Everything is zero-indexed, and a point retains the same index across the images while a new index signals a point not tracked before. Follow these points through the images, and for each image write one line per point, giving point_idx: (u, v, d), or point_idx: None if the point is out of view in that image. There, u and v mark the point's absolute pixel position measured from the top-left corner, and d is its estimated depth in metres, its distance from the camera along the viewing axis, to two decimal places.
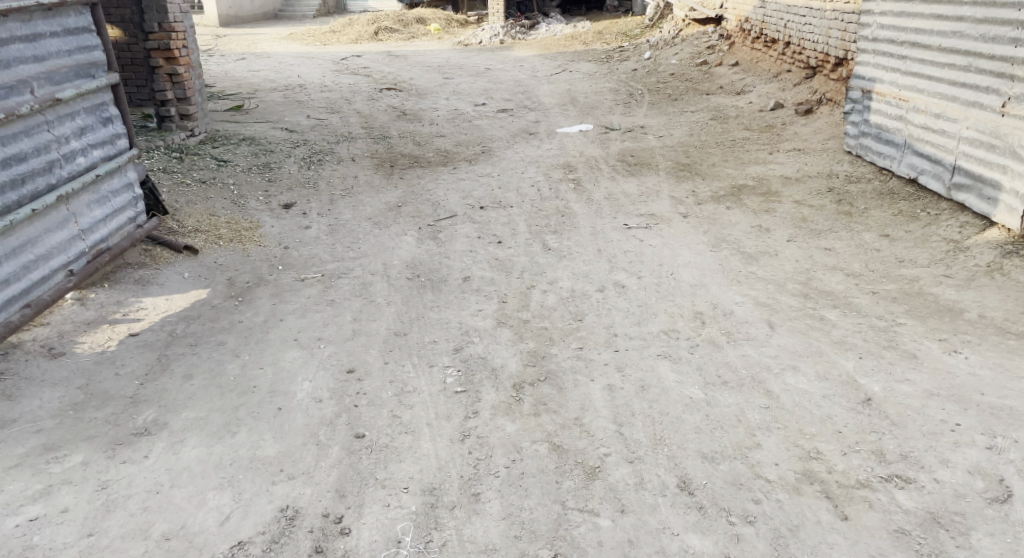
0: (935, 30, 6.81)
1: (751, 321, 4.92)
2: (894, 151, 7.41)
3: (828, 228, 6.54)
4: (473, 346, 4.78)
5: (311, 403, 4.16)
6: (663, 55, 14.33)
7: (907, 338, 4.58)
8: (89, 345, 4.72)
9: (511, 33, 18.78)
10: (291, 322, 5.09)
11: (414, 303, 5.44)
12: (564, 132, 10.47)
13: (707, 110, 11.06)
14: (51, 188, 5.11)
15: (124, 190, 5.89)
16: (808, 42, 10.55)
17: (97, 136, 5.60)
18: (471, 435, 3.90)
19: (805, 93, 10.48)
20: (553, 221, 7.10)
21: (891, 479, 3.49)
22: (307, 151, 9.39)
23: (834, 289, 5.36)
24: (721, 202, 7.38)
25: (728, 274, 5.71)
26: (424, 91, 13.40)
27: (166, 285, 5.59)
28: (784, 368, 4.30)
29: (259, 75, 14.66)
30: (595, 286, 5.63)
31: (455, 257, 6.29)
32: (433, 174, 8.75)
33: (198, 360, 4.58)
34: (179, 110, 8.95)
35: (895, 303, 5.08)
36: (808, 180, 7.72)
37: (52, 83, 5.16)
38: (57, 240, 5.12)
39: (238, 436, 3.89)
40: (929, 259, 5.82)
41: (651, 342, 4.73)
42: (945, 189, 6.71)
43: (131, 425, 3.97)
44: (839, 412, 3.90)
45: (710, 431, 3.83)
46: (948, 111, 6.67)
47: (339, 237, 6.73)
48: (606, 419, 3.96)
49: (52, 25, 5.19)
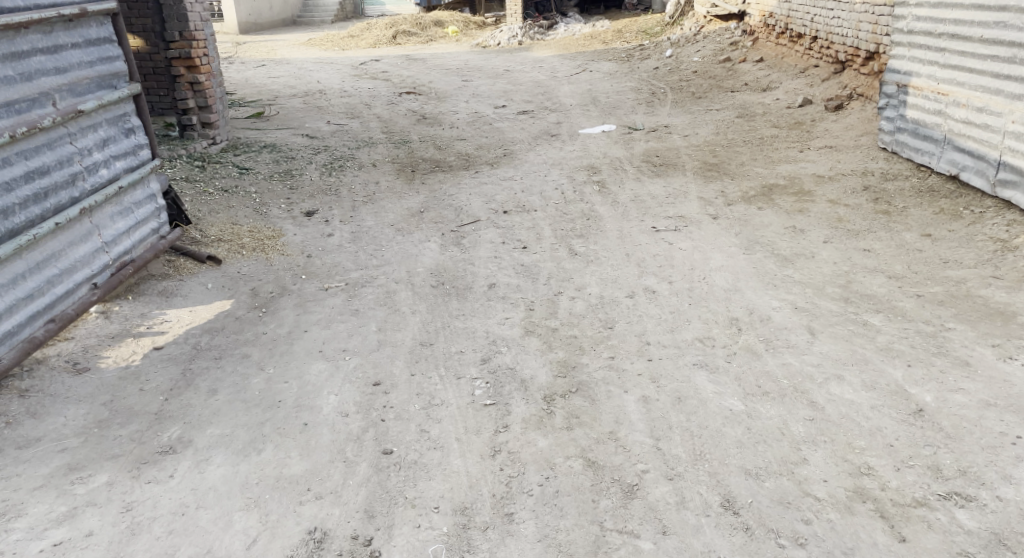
0: (977, 21, 6.59)
1: (789, 327, 4.73)
2: (933, 147, 7.17)
3: (866, 228, 6.33)
4: (501, 357, 4.63)
5: (338, 418, 4.02)
6: (684, 53, 14.11)
7: (957, 344, 4.37)
8: (113, 359, 4.62)
9: (529, 34, 18.64)
10: (316, 333, 4.97)
11: (440, 312, 5.30)
12: (586, 134, 10.30)
13: (733, 107, 10.84)
14: (75, 201, 5.03)
15: (147, 201, 5.81)
16: (837, 36, 10.32)
17: (119, 147, 5.52)
18: (502, 450, 3.75)
19: (834, 88, 10.23)
20: (579, 225, 6.94)
21: (949, 497, 3.29)
22: (328, 156, 9.30)
23: (876, 293, 5.15)
24: (752, 202, 7.17)
25: (763, 277, 5.52)
26: (443, 94, 13.28)
27: (190, 296, 5.49)
28: (828, 378, 4.11)
29: (278, 81, 14.61)
30: (625, 291, 5.47)
31: (480, 263, 6.15)
32: (455, 178, 8.62)
33: (222, 374, 4.46)
34: (200, 118, 8.89)
35: (942, 307, 4.87)
36: (842, 179, 7.49)
37: (74, 95, 5.08)
38: (81, 253, 5.04)
39: (264, 453, 3.76)
40: (975, 259, 5.59)
41: (686, 350, 4.55)
42: (989, 185, 6.48)
43: (156, 443, 3.86)
44: (890, 424, 3.71)
45: (753, 445, 3.65)
46: (992, 105, 6.45)
47: (362, 245, 6.62)
48: (643, 433, 3.79)
49: (73, 37, 5.11)
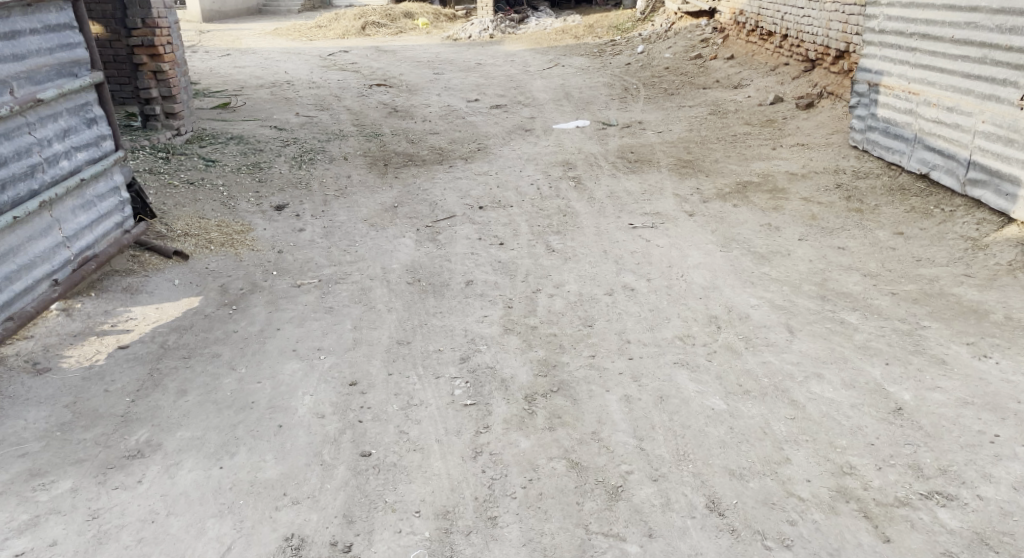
0: (948, 21, 6.65)
1: (768, 325, 4.73)
2: (904, 146, 7.24)
3: (840, 226, 6.37)
4: (480, 356, 4.58)
5: (314, 419, 3.94)
6: (656, 49, 14.12)
7: (933, 341, 4.41)
8: (77, 359, 4.49)
9: (500, 27, 18.55)
10: (289, 331, 4.88)
11: (416, 309, 5.23)
12: (560, 129, 10.26)
13: (705, 104, 10.86)
14: (33, 193, 4.88)
15: (111, 194, 5.66)
16: (807, 34, 10.39)
17: (81, 138, 5.37)
18: (484, 452, 3.70)
19: (805, 86, 10.30)
20: (554, 221, 6.90)
21: (931, 496, 3.31)
22: (298, 149, 9.15)
23: (852, 291, 5.17)
24: (727, 199, 7.19)
25: (741, 275, 5.52)
26: (414, 87, 13.16)
27: (156, 293, 5.36)
28: (807, 376, 4.12)
29: (245, 71, 14.36)
30: (603, 289, 5.44)
31: (457, 259, 6.08)
32: (428, 172, 8.53)
33: (192, 375, 4.35)
34: (164, 108, 8.70)
35: (916, 305, 4.90)
36: (815, 176, 7.54)
37: (32, 83, 4.93)
38: (40, 248, 4.89)
39: (237, 457, 3.67)
40: (947, 257, 5.64)
41: (666, 349, 4.53)
42: (960, 184, 6.55)
43: (123, 447, 3.75)
44: (871, 422, 3.72)
45: (736, 445, 3.64)
46: (962, 105, 6.52)
47: (335, 240, 6.52)
48: (626, 433, 3.77)
49: (31, 22, 4.95)
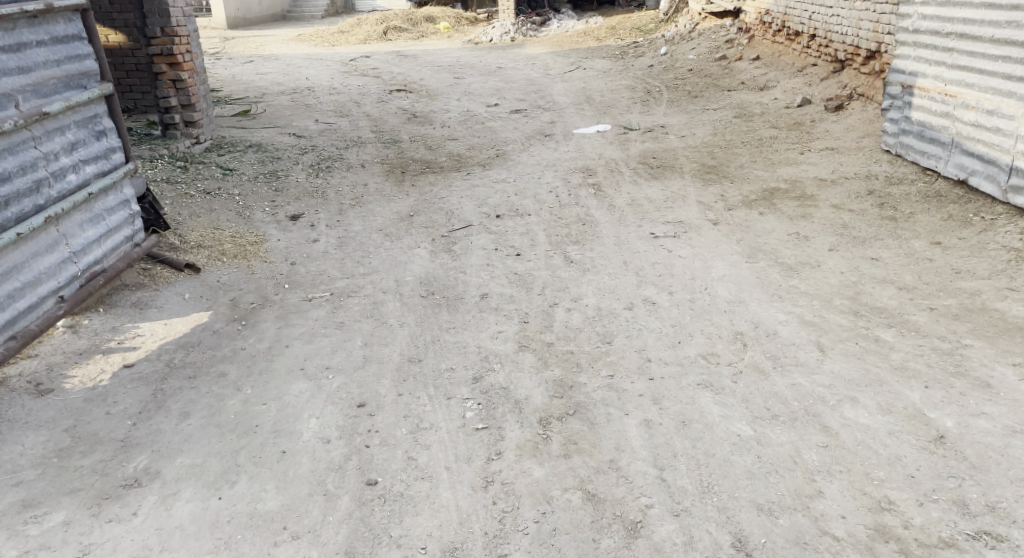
0: (988, 20, 6.37)
1: (798, 342, 4.48)
2: (940, 151, 6.94)
3: (872, 235, 6.09)
4: (494, 375, 4.37)
5: (319, 445, 3.80)
6: (679, 51, 13.84)
7: (976, 363, 4.16)
8: (80, 380, 4.36)
9: (522, 30, 18.35)
10: (298, 348, 4.71)
11: (429, 324, 5.03)
12: (581, 134, 10.04)
13: (730, 107, 10.59)
14: (39, 209, 4.76)
15: (120, 207, 5.53)
16: (836, 34, 10.09)
17: (89, 151, 5.25)
18: (495, 481, 3.52)
19: (833, 88, 10.00)
20: (574, 230, 6.69)
21: (979, 537, 3.08)
22: (315, 157, 9.01)
23: (886, 305, 4.91)
24: (753, 207, 6.93)
25: (768, 288, 5.28)
26: (434, 92, 13.00)
27: (165, 308, 5.22)
28: (840, 400, 3.88)
29: (266, 77, 14.28)
30: (623, 303, 5.22)
31: (472, 271, 5.89)
32: (445, 180, 8.35)
33: (196, 396, 4.21)
34: (183, 116, 8.57)
35: (956, 321, 4.64)
36: (845, 182, 7.26)
37: (38, 96, 4.81)
38: (46, 264, 4.77)
39: (237, 487, 3.54)
40: (988, 269, 5.36)
41: (689, 369, 4.30)
42: (1001, 191, 6.26)
43: (120, 475, 3.63)
44: (910, 452, 3.49)
45: (764, 476, 3.42)
46: (1003, 108, 6.23)
47: (349, 251, 6.35)
48: (646, 462, 3.56)
49: (38, 34, 4.83)
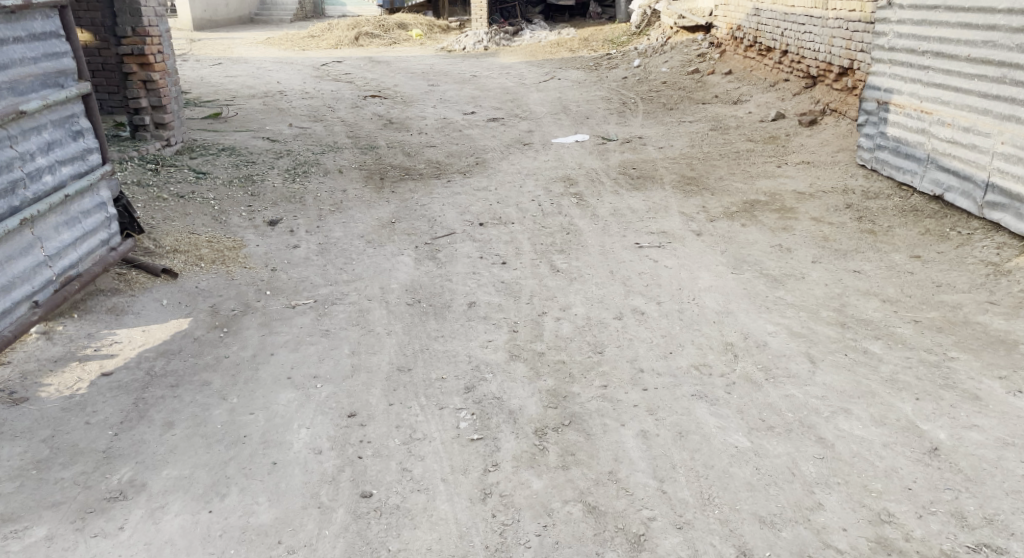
0: (963, 40, 6.51)
1: (788, 354, 4.51)
2: (916, 166, 7.06)
3: (854, 248, 6.16)
4: (486, 385, 4.32)
5: (310, 456, 3.72)
6: (652, 63, 13.95)
7: (963, 375, 4.21)
8: (56, 388, 4.22)
9: (495, 39, 18.37)
10: (283, 356, 4.63)
11: (417, 333, 4.98)
12: (559, 143, 10.04)
13: (706, 120, 10.68)
14: (14, 210, 4.62)
15: (96, 210, 5.40)
16: (808, 50, 10.23)
17: (66, 152, 5.12)
18: (493, 493, 3.49)
19: (807, 103, 10.14)
20: (558, 239, 6.68)
21: (980, 549, 3.14)
22: (292, 161, 8.90)
23: (872, 317, 4.96)
24: (734, 218, 6.98)
25: (755, 299, 5.30)
26: (409, 99, 12.93)
27: (142, 314, 5.09)
28: (834, 412, 3.92)
29: (236, 81, 14.10)
30: (612, 313, 5.20)
31: (458, 279, 5.84)
32: (426, 187, 8.29)
33: (180, 405, 4.11)
34: (154, 118, 8.42)
35: (941, 334, 4.70)
36: (823, 196, 7.34)
37: (15, 94, 4.68)
38: (20, 268, 4.63)
39: (228, 499, 3.46)
40: (969, 283, 5.45)
41: (682, 380, 4.29)
42: (976, 207, 6.37)
43: (104, 487, 3.52)
44: (906, 464, 3.55)
45: (764, 488, 3.45)
46: (979, 125, 6.35)
47: (331, 258, 6.26)
48: (645, 474, 3.56)
49: (15, 30, 4.71)
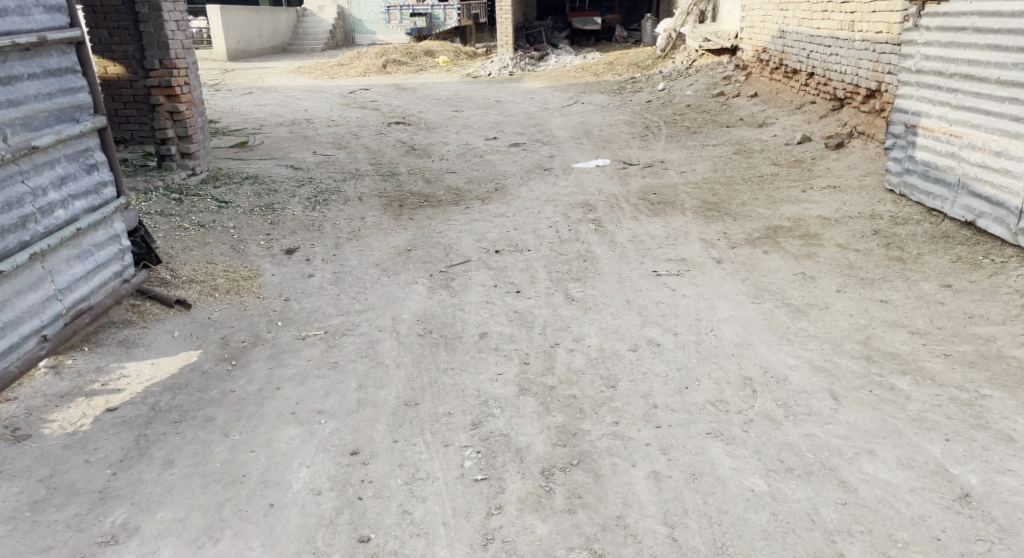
0: (993, 61, 6.31)
1: (810, 390, 4.31)
2: (946, 191, 6.83)
3: (880, 277, 5.94)
4: (493, 421, 4.17)
5: (309, 498, 3.62)
6: (677, 86, 13.81)
7: (997, 414, 4.00)
8: (59, 425, 4.16)
9: (520, 65, 18.37)
10: (289, 390, 4.52)
11: (426, 365, 4.85)
12: (581, 168, 9.92)
13: (730, 143, 10.51)
14: (24, 245, 4.60)
15: (110, 243, 5.36)
16: (835, 72, 10.06)
17: (79, 186, 5.09)
18: (495, 539, 3.38)
19: (834, 125, 9.92)
20: (575, 267, 6.54)
21: None
22: (313, 189, 8.86)
23: (899, 350, 4.75)
24: (757, 245, 6.80)
25: (777, 330, 5.11)
26: (433, 125, 12.91)
27: (152, 347, 5.02)
28: (857, 453, 3.73)
29: (265, 109, 14.18)
30: (627, 344, 5.04)
31: (470, 309, 5.72)
32: (444, 214, 8.21)
33: (181, 442, 4.02)
34: (180, 148, 8.43)
35: (973, 369, 4.48)
36: (849, 221, 7.13)
37: (28, 130, 4.68)
38: (29, 302, 4.59)
39: (221, 544, 3.38)
40: (1002, 314, 5.22)
41: (698, 417, 4.11)
42: (1010, 233, 6.15)
43: (97, 531, 3.45)
44: (934, 512, 3.38)
45: (781, 536, 3.31)
46: (1011, 149, 6.12)
47: (345, 287, 6.18)
48: (655, 519, 3.44)
49: (31, 67, 4.70)
